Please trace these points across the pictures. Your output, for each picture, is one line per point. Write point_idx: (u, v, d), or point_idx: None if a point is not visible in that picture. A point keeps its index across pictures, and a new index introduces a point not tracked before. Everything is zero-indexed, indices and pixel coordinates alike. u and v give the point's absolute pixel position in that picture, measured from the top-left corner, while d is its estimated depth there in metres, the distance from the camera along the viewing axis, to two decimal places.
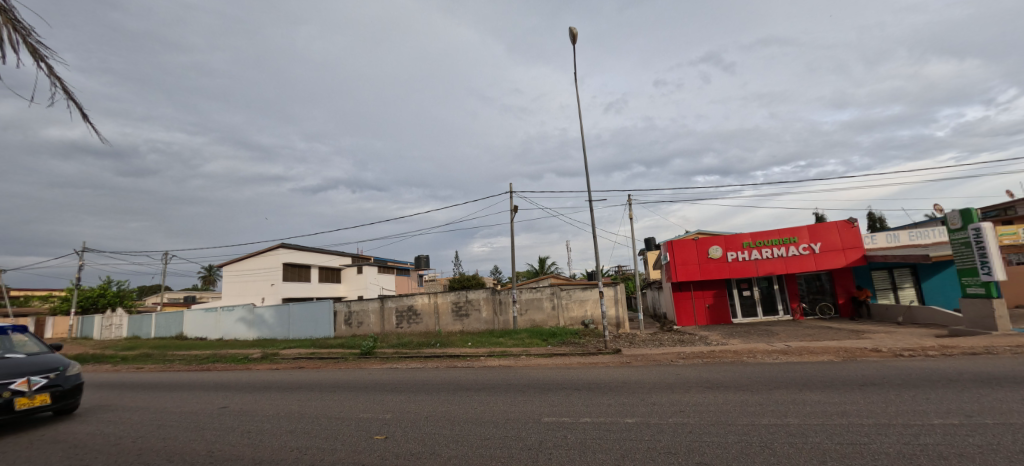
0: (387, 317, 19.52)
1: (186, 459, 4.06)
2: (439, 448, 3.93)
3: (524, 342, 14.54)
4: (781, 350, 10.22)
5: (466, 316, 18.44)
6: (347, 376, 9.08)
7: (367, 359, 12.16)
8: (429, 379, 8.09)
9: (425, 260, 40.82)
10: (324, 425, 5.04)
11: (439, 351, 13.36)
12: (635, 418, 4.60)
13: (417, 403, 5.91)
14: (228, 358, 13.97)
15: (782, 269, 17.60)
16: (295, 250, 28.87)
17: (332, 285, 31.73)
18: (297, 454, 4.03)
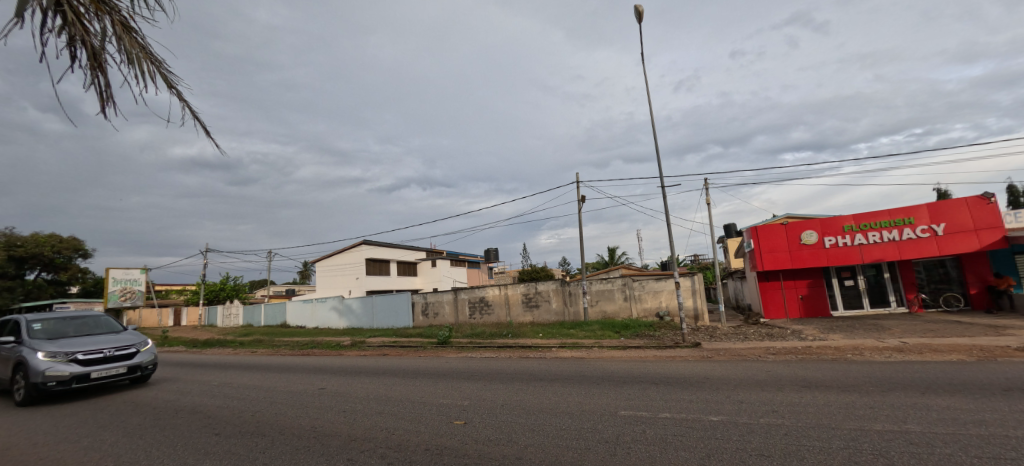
0: (460, 308, 20.29)
1: (293, 433, 4.55)
2: (517, 436, 4.01)
3: (595, 334, 14.32)
4: (893, 349, 8.97)
5: (536, 307, 18.52)
6: (427, 364, 9.39)
7: (446, 349, 12.58)
8: (502, 368, 8.18)
9: (494, 252, 41.29)
10: (410, 408, 5.34)
11: (513, 343, 13.54)
12: (718, 417, 4.33)
13: (493, 392, 6.06)
14: (325, 345, 15.31)
15: (894, 255, 15.49)
16: (375, 246, 30.65)
17: (410, 279, 33.30)
18: (386, 434, 4.34)
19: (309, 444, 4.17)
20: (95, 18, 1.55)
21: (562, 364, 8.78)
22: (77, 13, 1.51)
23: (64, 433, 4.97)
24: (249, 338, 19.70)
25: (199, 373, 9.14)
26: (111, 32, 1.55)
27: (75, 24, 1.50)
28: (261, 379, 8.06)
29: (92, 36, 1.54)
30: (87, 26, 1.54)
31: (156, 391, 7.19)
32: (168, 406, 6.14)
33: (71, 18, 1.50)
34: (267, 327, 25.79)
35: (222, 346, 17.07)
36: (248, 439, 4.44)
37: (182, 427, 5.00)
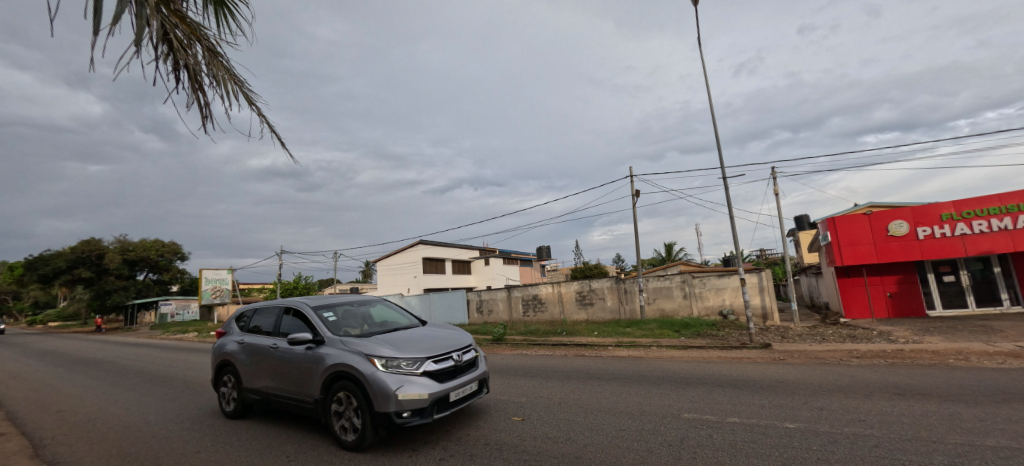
0: (514, 305, 20.44)
1: None
2: (575, 435, 3.96)
3: (654, 333, 13.81)
4: (1008, 354, 7.83)
5: (591, 305, 18.22)
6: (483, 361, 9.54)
7: (501, 346, 12.71)
8: (557, 366, 8.12)
9: (547, 250, 41.16)
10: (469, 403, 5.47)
11: (567, 341, 13.41)
12: (795, 424, 4.01)
13: (549, 389, 6.03)
14: None
15: (1006, 246, 13.55)
16: (430, 245, 31.69)
17: (464, 277, 34.09)
18: (447, 427, 4.48)
19: None
20: (194, 45, 1.72)
21: (619, 363, 8.55)
22: (178, 41, 1.68)
23: (169, 415, 5.59)
24: None
25: None
26: (205, 57, 1.72)
27: (178, 51, 1.67)
28: None
29: (193, 60, 1.70)
30: (188, 51, 1.71)
31: None
32: None
33: (175, 45, 1.67)
34: None
35: None
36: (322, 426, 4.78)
37: (264, 413, 5.47)
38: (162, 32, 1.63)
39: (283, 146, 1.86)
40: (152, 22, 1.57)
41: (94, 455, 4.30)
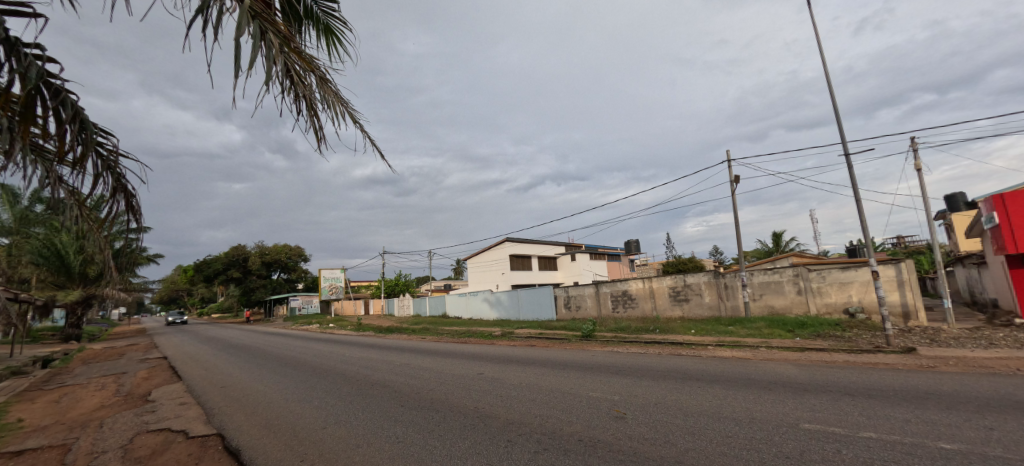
0: (603, 301, 20.04)
1: (460, 412, 5.11)
2: (674, 438, 3.79)
3: (761, 332, 12.56)
4: None
5: (686, 301, 17.14)
6: (574, 357, 9.48)
7: (591, 343, 12.53)
8: (653, 365, 7.78)
9: (636, 244, 39.54)
10: (561, 398, 5.49)
11: (662, 339, 12.78)
12: (950, 445, 3.39)
13: (645, 389, 5.81)
14: (480, 335, 16.78)
15: None
16: (517, 242, 32.32)
17: (550, 273, 34.21)
18: (541, 420, 4.56)
19: (475, 423, 4.65)
20: (311, 76, 1.98)
21: (722, 364, 7.92)
22: (298, 76, 1.94)
23: (302, 395, 6.50)
24: (418, 327, 22.83)
25: (385, 354, 10.95)
26: (318, 87, 1.98)
27: (296, 83, 1.94)
28: (432, 362, 9.25)
29: (310, 89, 1.96)
30: (307, 83, 1.99)
31: (357, 367, 8.86)
32: (367, 379, 7.53)
33: (294, 79, 1.94)
34: (432, 317, 29.46)
35: (400, 332, 20.15)
36: (426, 412, 5.18)
37: (377, 398, 6.09)
38: (285, 70, 1.90)
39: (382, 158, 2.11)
40: (278, 64, 1.84)
41: (249, 424, 5.15)
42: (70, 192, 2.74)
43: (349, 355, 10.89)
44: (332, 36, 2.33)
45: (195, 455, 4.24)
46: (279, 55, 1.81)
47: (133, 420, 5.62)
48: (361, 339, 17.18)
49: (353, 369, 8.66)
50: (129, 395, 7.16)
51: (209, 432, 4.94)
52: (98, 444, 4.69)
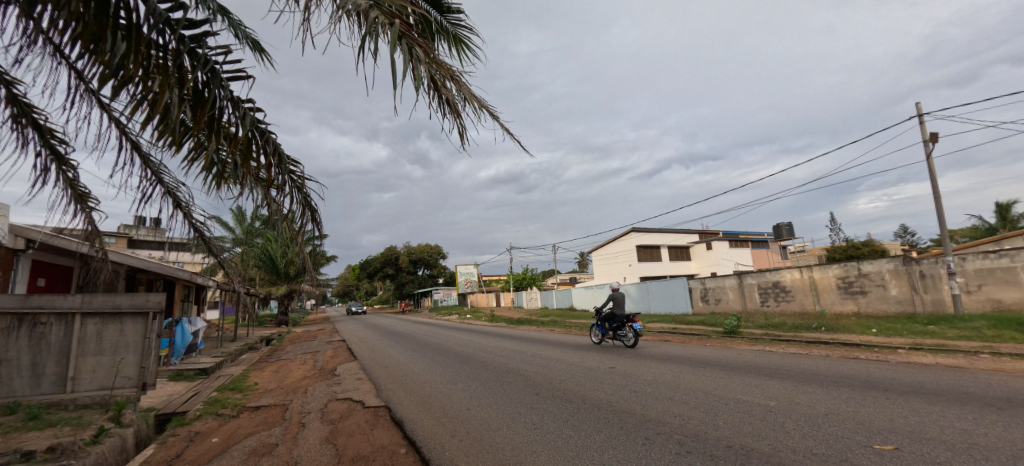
0: (748, 294, 17.94)
1: (594, 404, 5.10)
2: (853, 456, 3.20)
3: (980, 334, 9.80)
4: None
5: (862, 293, 14.27)
6: (717, 355, 8.68)
7: (736, 340, 11.32)
8: (819, 369, 6.68)
9: (788, 228, 34.34)
10: (704, 399, 5.09)
11: (829, 338, 10.88)
12: None
13: (809, 395, 5.03)
14: None
15: None
16: (643, 232, 30.75)
17: (683, 264, 31.76)
18: (681, 420, 4.29)
19: (609, 416, 4.59)
20: (450, 80, 2.12)
21: (919, 371, 6.39)
22: (439, 81, 2.10)
23: (449, 378, 7.23)
24: (546, 319, 23.41)
25: (519, 344, 11.49)
26: (456, 92, 2.14)
27: (439, 89, 2.10)
28: (563, 354, 9.39)
29: (452, 93, 2.12)
30: (448, 87, 2.14)
31: (493, 356, 9.47)
32: (503, 367, 8.04)
33: (437, 85, 2.10)
34: (559, 310, 29.88)
35: (530, 324, 20.95)
36: (559, 402, 5.29)
37: (513, 385, 6.45)
38: (429, 80, 2.07)
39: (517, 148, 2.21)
40: (423, 76, 2.02)
41: (408, 400, 5.94)
42: (278, 210, 3.43)
43: (486, 344, 11.72)
44: (461, 45, 2.51)
45: (370, 422, 5.04)
46: (424, 68, 1.99)
47: (326, 389, 6.93)
48: (495, 329, 18.32)
49: (490, 357, 9.29)
50: (322, 369, 8.87)
51: (379, 404, 5.82)
52: (304, 406, 5.90)
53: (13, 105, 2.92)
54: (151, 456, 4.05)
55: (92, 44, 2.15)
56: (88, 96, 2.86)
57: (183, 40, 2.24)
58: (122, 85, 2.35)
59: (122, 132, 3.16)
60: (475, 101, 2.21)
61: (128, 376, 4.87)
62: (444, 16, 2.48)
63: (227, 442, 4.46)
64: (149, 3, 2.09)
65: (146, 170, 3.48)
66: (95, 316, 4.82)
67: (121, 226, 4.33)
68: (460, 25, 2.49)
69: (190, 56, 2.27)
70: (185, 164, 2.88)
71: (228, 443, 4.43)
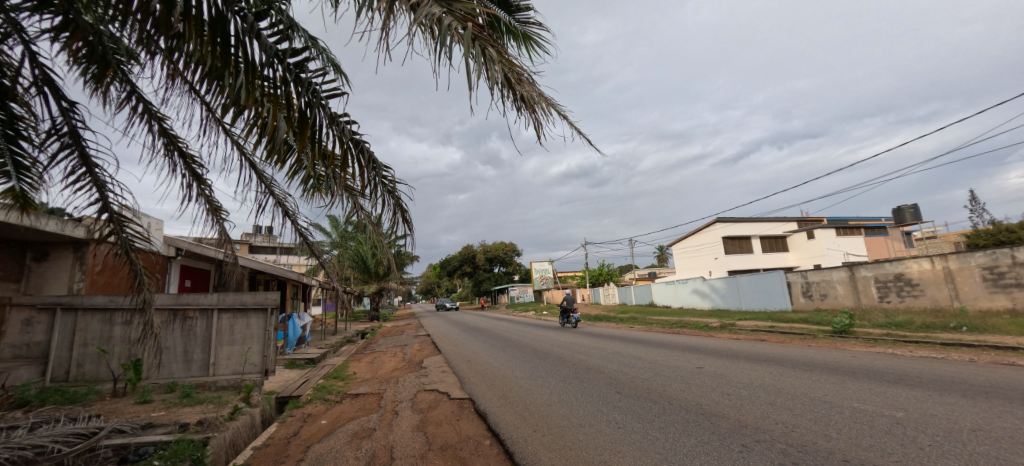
0: (862, 288, 15.85)
1: (682, 405, 4.85)
2: None
3: None
4: None
5: (1017, 286, 11.87)
6: (824, 356, 7.79)
7: (848, 340, 10.07)
8: (960, 376, 5.68)
9: (912, 211, 29.64)
10: (810, 405, 4.59)
11: (972, 339, 9.22)
12: None
13: (947, 407, 4.30)
14: (694, 326, 15.56)
15: None
16: (730, 222, 28.50)
17: (779, 255, 28.88)
18: (784, 429, 3.90)
19: (699, 419, 4.33)
20: (525, 77, 2.13)
21: None
22: (512, 79, 2.12)
23: (528, 373, 7.36)
24: (625, 316, 22.70)
25: (598, 341, 11.28)
26: (530, 89, 2.14)
27: (514, 87, 2.12)
28: (646, 351, 9.04)
29: (526, 89, 2.13)
30: (522, 84, 2.15)
31: (572, 352, 9.40)
32: (582, 363, 7.96)
33: (511, 83, 2.11)
34: (638, 306, 28.80)
35: (608, 320, 20.48)
36: (643, 402, 5.11)
37: (593, 382, 6.37)
38: (503, 79, 2.09)
39: (590, 143, 2.16)
40: (496, 75, 2.05)
41: (490, 393, 6.14)
42: (368, 215, 3.72)
43: (566, 340, 11.68)
44: (531, 42, 2.48)
45: (455, 413, 5.29)
46: (498, 67, 2.03)
47: (415, 380, 7.39)
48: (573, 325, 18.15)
49: (569, 353, 9.25)
50: (411, 361, 9.47)
51: (463, 396, 6.09)
52: (396, 395, 6.35)
53: (164, 137, 3.49)
54: (274, 432, 4.65)
55: (220, 80, 2.50)
56: (217, 125, 3.33)
57: (288, 68, 2.51)
58: (241, 112, 2.70)
59: (242, 154, 3.63)
60: (546, 100, 2.20)
61: (254, 363, 5.61)
62: (513, 16, 2.46)
63: (333, 424, 4.96)
64: (262, 40, 2.39)
65: (262, 185, 3.97)
66: (228, 311, 5.62)
67: (243, 234, 4.97)
68: (529, 23, 2.46)
69: (294, 82, 2.54)
70: (291, 177, 3.24)
71: (334, 425, 4.92)
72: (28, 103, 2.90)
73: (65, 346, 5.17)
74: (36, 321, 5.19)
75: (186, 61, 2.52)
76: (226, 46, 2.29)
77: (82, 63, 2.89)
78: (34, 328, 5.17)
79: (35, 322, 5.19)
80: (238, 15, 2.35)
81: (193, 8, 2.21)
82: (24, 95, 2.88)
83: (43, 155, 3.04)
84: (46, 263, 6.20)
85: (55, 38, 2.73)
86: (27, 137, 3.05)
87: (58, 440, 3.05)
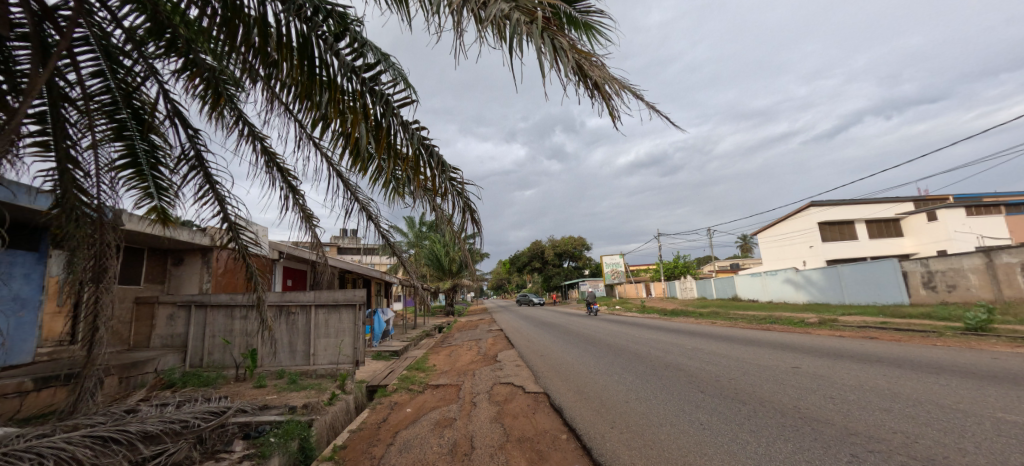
0: (1004, 277, 13.49)
1: (775, 408, 4.48)
2: None
3: None
4: None
5: None
6: (955, 358, 6.70)
7: (986, 339, 8.57)
8: None
9: None
10: (938, 415, 3.98)
11: None
12: None
13: None
14: (786, 321, 14.23)
15: None
16: (827, 206, 25.57)
17: (891, 241, 25.30)
18: (904, 439, 3.44)
19: (797, 424, 3.97)
20: (596, 62, 2.07)
21: None
22: (584, 65, 2.07)
23: (603, 369, 7.23)
24: (705, 310, 21.41)
25: (677, 337, 10.75)
26: (601, 75, 2.07)
27: (586, 74, 2.08)
28: (731, 349, 8.44)
29: (596, 77, 2.07)
30: (594, 70, 2.09)
31: (649, 348, 9.05)
32: (661, 360, 7.64)
33: (583, 70, 2.07)
34: (720, 300, 26.98)
35: (686, 316, 19.45)
36: (731, 402, 4.79)
37: (673, 380, 6.08)
38: (574, 67, 2.06)
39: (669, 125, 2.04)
40: (568, 64, 2.02)
41: (565, 388, 6.13)
42: (441, 215, 3.87)
43: (642, 336, 11.30)
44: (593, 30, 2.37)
45: (531, 406, 5.35)
46: (567, 56, 2.00)
47: (491, 373, 7.60)
48: (648, 321, 17.49)
49: (646, 350, 8.92)
50: (486, 355, 9.75)
51: (538, 390, 6.14)
52: (474, 387, 6.58)
53: (266, 155, 3.93)
54: (367, 418, 5.05)
55: (308, 99, 2.75)
56: (308, 140, 3.67)
57: (364, 82, 2.68)
58: (329, 127, 2.94)
59: (330, 164, 3.96)
60: (622, 83, 2.12)
61: (347, 354, 6.13)
62: (574, 6, 2.34)
63: (418, 413, 5.26)
64: (341, 59, 2.58)
65: (348, 192, 4.31)
66: (324, 307, 6.19)
67: (332, 237, 5.44)
68: (590, 12, 2.32)
69: (369, 94, 2.71)
70: (373, 183, 3.46)
71: (419, 414, 5.22)
72: (163, 133, 3.42)
73: (199, 337, 6.04)
74: (177, 316, 6.12)
75: (280, 85, 2.80)
76: (311, 67, 2.50)
77: (200, 96, 3.34)
78: (175, 322, 6.11)
79: (176, 317, 6.12)
80: (321, 38, 2.55)
81: (283, 37, 2.45)
82: (160, 127, 3.40)
83: (175, 177, 3.57)
84: (182, 267, 7.28)
85: (179, 76, 3.18)
86: (163, 163, 3.59)
87: (196, 416, 3.56)
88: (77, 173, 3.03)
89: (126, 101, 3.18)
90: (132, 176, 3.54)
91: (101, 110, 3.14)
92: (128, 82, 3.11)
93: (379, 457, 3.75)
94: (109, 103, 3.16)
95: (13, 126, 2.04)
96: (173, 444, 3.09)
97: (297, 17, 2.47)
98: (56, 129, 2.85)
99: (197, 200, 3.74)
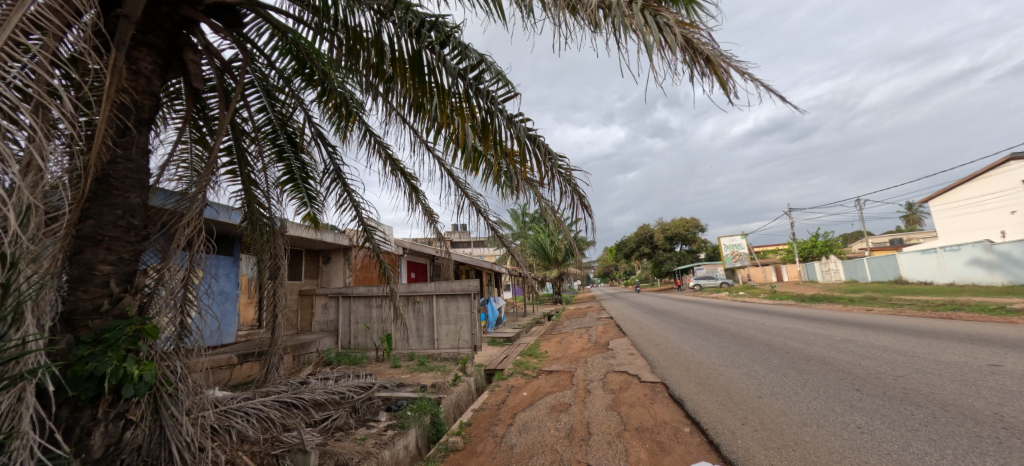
0: None
1: (965, 413, 3.67)
2: None
3: None
4: None
5: None
6: None
7: None
8: None
9: None
10: None
11: None
12: None
13: None
14: (977, 308, 11.40)
15: None
16: None
17: None
18: None
19: (999, 436, 3.20)
20: (701, 36, 1.97)
21: None
22: (692, 43, 1.94)
23: (728, 360, 6.67)
24: (859, 295, 18.15)
25: (821, 327, 9.37)
26: (710, 49, 1.94)
27: (694, 50, 1.94)
28: (896, 341, 7.09)
29: (706, 49, 1.93)
30: (701, 44, 1.96)
31: (784, 339, 8.06)
32: (800, 352, 6.76)
33: (692, 45, 1.93)
34: (875, 283, 22.76)
35: (831, 302, 16.82)
36: (900, 404, 4.04)
37: (817, 374, 5.35)
38: (682, 43, 1.92)
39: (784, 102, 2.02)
40: (674, 39, 1.90)
41: (685, 379, 5.79)
42: (548, 205, 3.92)
43: (775, 325, 10.12)
44: (690, 2, 2.24)
45: (649, 396, 5.18)
46: (674, 32, 1.88)
47: (603, 361, 7.53)
48: (779, 308, 15.53)
49: (780, 340, 7.98)
50: (597, 342, 9.67)
51: (655, 379, 5.90)
52: (587, 374, 6.59)
53: (390, 163, 4.40)
54: (487, 398, 5.41)
55: (421, 106, 2.99)
56: (423, 145, 4.01)
57: (469, 83, 2.82)
58: (441, 131, 3.17)
59: (441, 165, 4.26)
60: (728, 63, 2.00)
61: (466, 340, 6.61)
62: None
63: (533, 397, 5.47)
64: (448, 65, 2.75)
65: (459, 189, 4.61)
66: (443, 296, 6.75)
67: (448, 232, 5.87)
68: None
69: (475, 95, 2.85)
70: (482, 181, 3.62)
71: (534, 398, 5.42)
72: (310, 151, 4.03)
73: (346, 323, 7.04)
74: (330, 305, 7.21)
75: (397, 96, 3.07)
76: (422, 76, 2.72)
77: (334, 118, 3.86)
78: (328, 311, 7.21)
79: (329, 306, 7.22)
80: (428, 48, 2.74)
81: (396, 53, 2.70)
82: (308, 147, 4.02)
83: (322, 189, 4.19)
84: (330, 264, 8.53)
85: (319, 103, 3.73)
86: (312, 177, 4.24)
87: (353, 388, 4.22)
88: (256, 191, 3.75)
89: (283, 129, 3.83)
90: (292, 190, 4.25)
91: (266, 139, 3.84)
92: (282, 113, 3.76)
93: (501, 436, 3.99)
94: (271, 133, 3.84)
95: (212, 159, 2.59)
96: (335, 411, 3.70)
97: (407, 33, 2.71)
98: (239, 157, 3.56)
99: (338, 207, 4.35)
